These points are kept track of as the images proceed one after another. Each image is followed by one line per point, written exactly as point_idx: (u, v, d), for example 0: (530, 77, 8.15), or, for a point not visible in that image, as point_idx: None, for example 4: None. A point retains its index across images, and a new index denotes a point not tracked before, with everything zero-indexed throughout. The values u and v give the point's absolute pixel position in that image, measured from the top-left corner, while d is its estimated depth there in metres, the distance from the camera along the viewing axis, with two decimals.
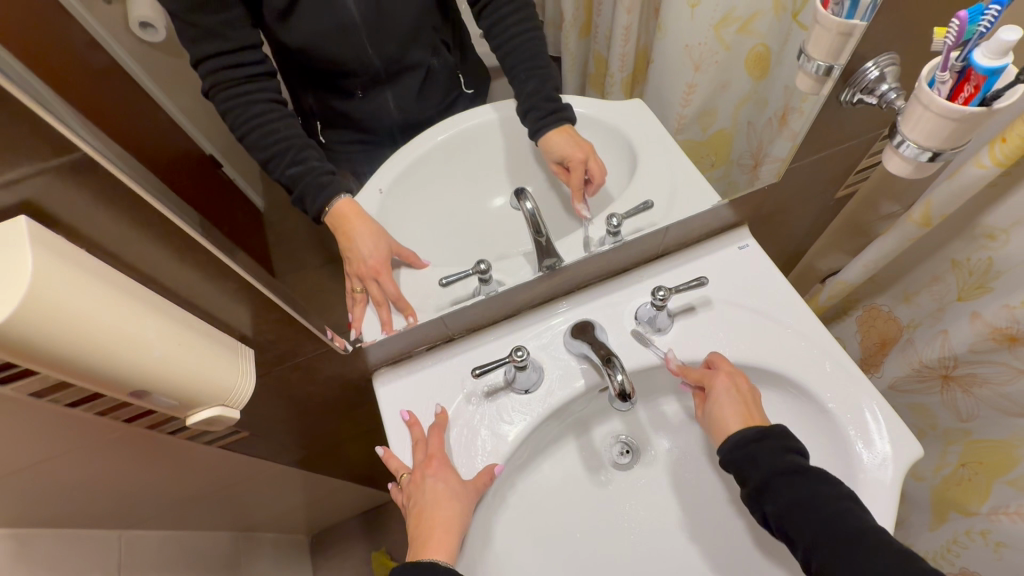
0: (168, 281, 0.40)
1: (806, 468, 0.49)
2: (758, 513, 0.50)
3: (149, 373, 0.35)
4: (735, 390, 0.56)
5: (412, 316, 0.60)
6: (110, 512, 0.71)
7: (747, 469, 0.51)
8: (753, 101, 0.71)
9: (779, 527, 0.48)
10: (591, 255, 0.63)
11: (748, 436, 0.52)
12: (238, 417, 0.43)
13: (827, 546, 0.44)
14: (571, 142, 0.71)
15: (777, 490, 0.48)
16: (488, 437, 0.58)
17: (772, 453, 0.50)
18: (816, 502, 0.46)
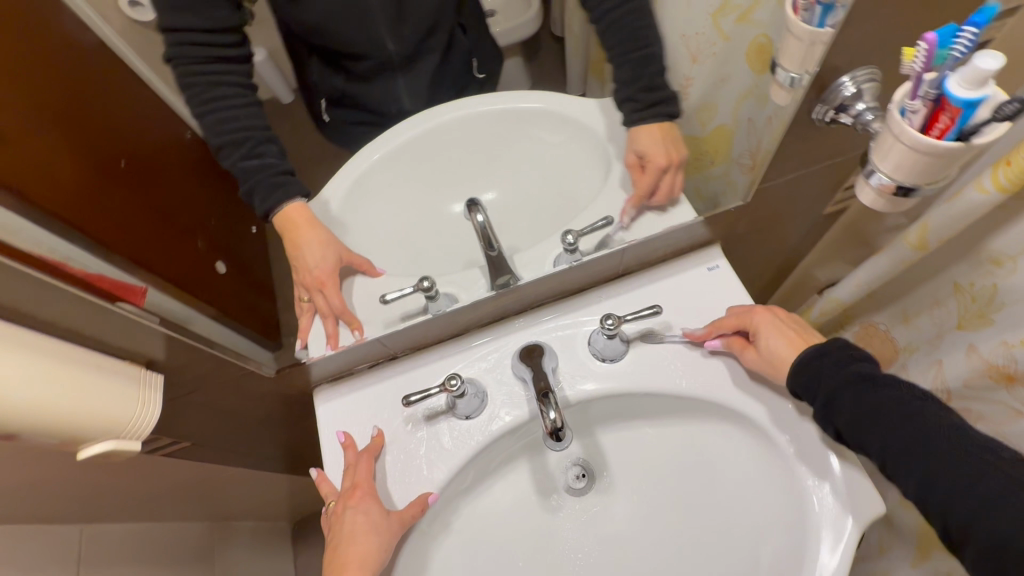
0: (46, 312, 0.39)
1: (878, 377, 0.46)
2: (830, 428, 0.47)
3: (14, 420, 0.35)
4: (782, 322, 0.53)
5: (359, 330, 0.58)
6: (68, 507, 0.71)
7: (813, 385, 0.48)
8: (754, 95, 0.58)
9: (855, 441, 0.46)
10: (548, 274, 0.59)
11: (808, 356, 0.49)
12: (136, 449, 0.43)
13: (912, 450, 0.42)
14: (663, 141, 0.61)
15: (851, 405, 0.46)
16: (425, 464, 0.55)
17: (839, 364, 0.48)
18: (900, 409, 0.44)
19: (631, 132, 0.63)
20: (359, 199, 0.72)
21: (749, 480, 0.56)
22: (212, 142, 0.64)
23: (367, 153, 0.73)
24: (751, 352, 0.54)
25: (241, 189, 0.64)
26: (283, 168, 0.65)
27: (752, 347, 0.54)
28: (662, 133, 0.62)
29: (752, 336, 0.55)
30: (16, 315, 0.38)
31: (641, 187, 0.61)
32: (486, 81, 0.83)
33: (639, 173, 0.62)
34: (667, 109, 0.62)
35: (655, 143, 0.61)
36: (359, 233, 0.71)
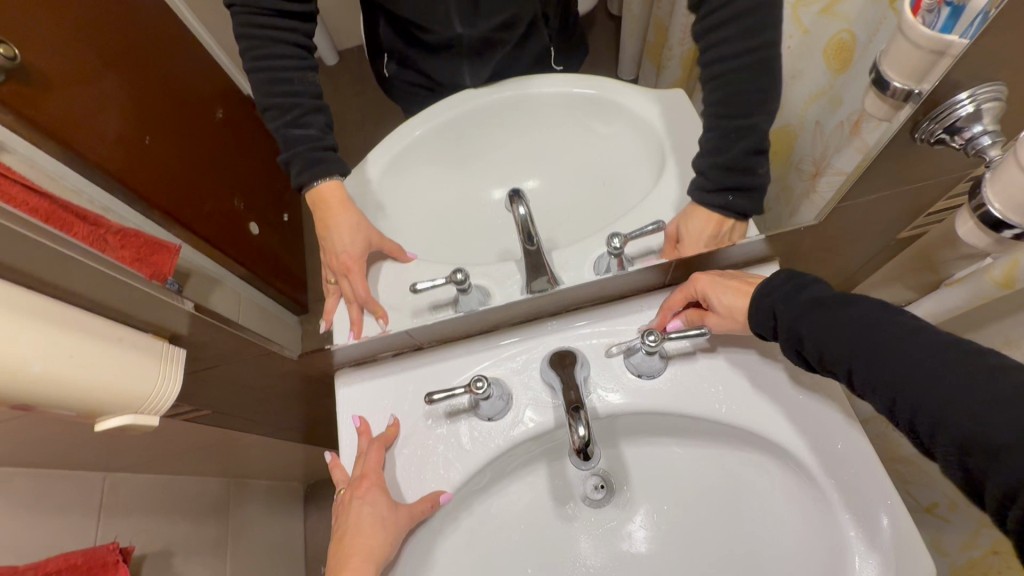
0: (60, 282, 0.37)
1: (833, 298, 0.43)
2: (797, 357, 0.45)
3: (27, 390, 0.34)
4: (723, 278, 0.53)
5: (383, 320, 0.57)
6: (94, 457, 0.73)
7: (777, 316, 0.45)
8: (827, 97, 0.54)
9: (823, 365, 0.42)
10: (587, 280, 0.55)
11: (760, 290, 0.47)
12: (154, 424, 0.42)
13: (869, 362, 0.38)
14: (709, 234, 0.54)
15: (804, 328, 0.43)
16: (440, 461, 0.53)
17: (791, 292, 0.45)
18: (848, 327, 0.40)
19: (689, 207, 0.56)
20: (396, 178, 0.69)
21: (780, 519, 0.53)
22: (261, 103, 0.62)
23: (410, 127, 0.69)
24: (702, 319, 0.53)
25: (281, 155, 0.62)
26: (325, 142, 0.62)
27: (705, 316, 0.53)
28: (717, 226, 0.54)
29: (704, 304, 0.54)
30: (36, 283, 0.36)
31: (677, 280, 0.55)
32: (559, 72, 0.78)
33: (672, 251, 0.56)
34: (741, 207, 0.54)
35: (698, 232, 0.55)
36: (394, 212, 0.69)
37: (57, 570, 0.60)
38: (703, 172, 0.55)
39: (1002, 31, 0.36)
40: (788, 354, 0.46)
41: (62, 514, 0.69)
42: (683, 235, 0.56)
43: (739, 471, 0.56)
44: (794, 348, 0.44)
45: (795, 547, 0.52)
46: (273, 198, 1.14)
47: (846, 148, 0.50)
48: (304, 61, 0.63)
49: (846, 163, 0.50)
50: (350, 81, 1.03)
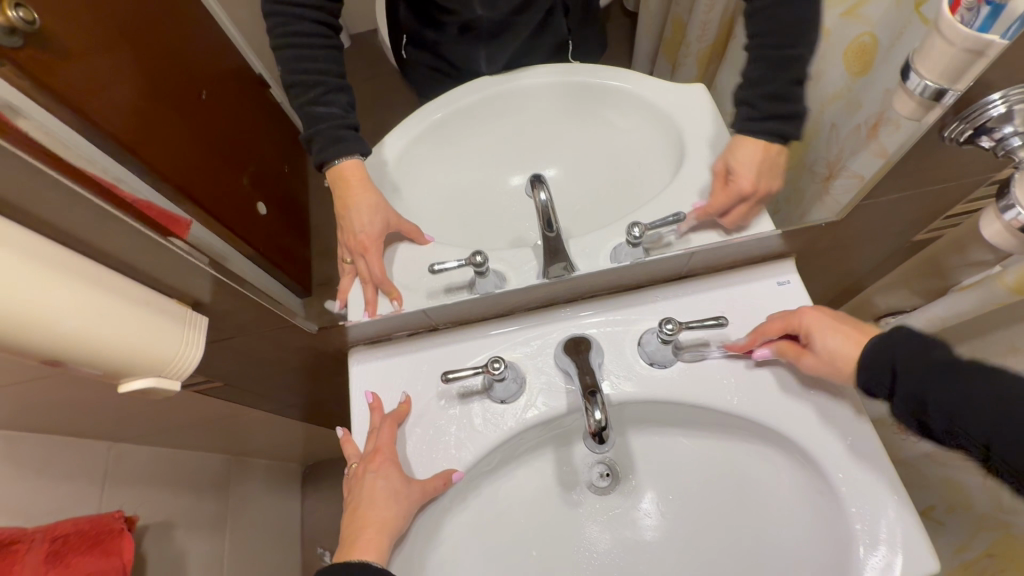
0: (89, 239, 0.37)
1: (963, 362, 0.39)
2: (918, 421, 0.42)
3: (58, 345, 0.34)
4: (832, 317, 0.50)
5: (398, 301, 0.57)
6: (101, 427, 0.73)
7: (896, 378, 0.43)
8: (845, 99, 0.57)
9: (949, 434, 0.40)
10: (604, 268, 0.55)
11: (877, 346, 0.45)
12: (175, 388, 0.43)
13: (1015, 440, 0.36)
14: (760, 164, 0.56)
15: (928, 396, 0.40)
16: (452, 441, 0.54)
17: (914, 352, 0.42)
18: (983, 403, 0.37)
19: (738, 140, 0.57)
20: (415, 160, 0.69)
21: (786, 513, 0.54)
22: (285, 80, 0.62)
23: (431, 108, 0.70)
24: (806, 358, 0.50)
25: (303, 133, 0.62)
26: (347, 121, 0.62)
27: (806, 353, 0.51)
28: (766, 151, 0.56)
29: (803, 340, 0.51)
30: (67, 240, 0.36)
31: (712, 202, 0.58)
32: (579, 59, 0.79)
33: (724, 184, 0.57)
34: (784, 130, 0.56)
35: (749, 161, 0.56)
36: (411, 194, 0.68)
37: (64, 534, 0.60)
38: (751, 102, 0.57)
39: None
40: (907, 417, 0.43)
41: (68, 482, 0.69)
42: (733, 168, 0.57)
43: (746, 465, 0.57)
44: (913, 411, 0.42)
45: (800, 540, 0.52)
46: (277, 176, 1.13)
47: (865, 149, 0.53)
48: (329, 39, 0.63)
49: (864, 165, 0.52)
50: (367, 65, 1.04)
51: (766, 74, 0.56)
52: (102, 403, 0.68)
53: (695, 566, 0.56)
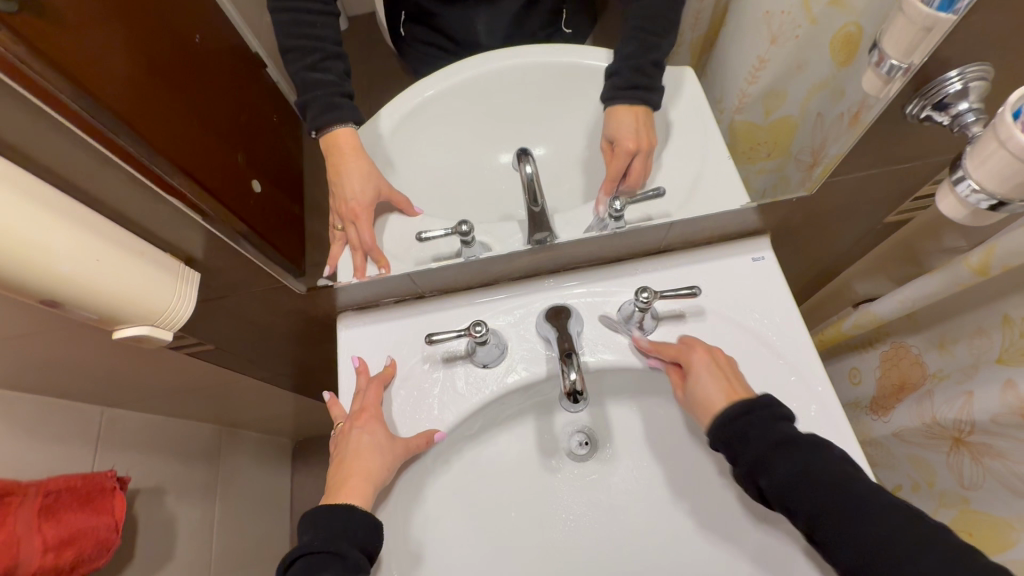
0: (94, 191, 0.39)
1: (795, 433, 0.46)
2: (754, 489, 0.46)
3: (57, 287, 0.36)
4: (711, 361, 0.52)
5: (386, 268, 0.58)
6: (94, 390, 0.74)
7: (739, 445, 0.47)
8: (828, 91, 0.65)
9: (779, 503, 0.44)
10: (586, 238, 0.57)
11: (735, 410, 0.48)
12: (168, 338, 0.44)
13: (832, 514, 0.42)
14: (635, 126, 0.64)
15: (769, 460, 0.45)
16: (436, 403, 0.56)
17: (762, 425, 0.47)
18: (807, 470, 0.43)
19: (614, 113, 0.65)
20: (407, 135, 0.71)
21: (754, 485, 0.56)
22: (282, 46, 0.64)
23: (424, 84, 0.71)
24: (681, 388, 0.54)
25: (299, 99, 0.64)
26: (342, 90, 0.64)
27: (684, 385, 0.54)
28: (635, 118, 0.64)
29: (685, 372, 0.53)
30: (67, 188, 0.38)
31: (609, 169, 0.64)
32: (572, 38, 0.81)
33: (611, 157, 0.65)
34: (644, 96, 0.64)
35: (628, 130, 0.64)
36: (404, 166, 0.70)
37: (56, 490, 0.62)
38: (617, 73, 0.65)
39: (987, 11, 0.39)
40: (744, 483, 0.47)
41: (61, 442, 0.71)
42: (616, 137, 0.65)
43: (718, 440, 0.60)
44: (753, 480, 0.46)
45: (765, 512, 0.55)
46: (273, 151, 1.14)
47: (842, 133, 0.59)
48: (327, 8, 0.65)
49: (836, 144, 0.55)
50: (364, 42, 1.05)
51: (636, 50, 0.66)
52: (94, 366, 0.69)
53: (667, 529, 0.59)
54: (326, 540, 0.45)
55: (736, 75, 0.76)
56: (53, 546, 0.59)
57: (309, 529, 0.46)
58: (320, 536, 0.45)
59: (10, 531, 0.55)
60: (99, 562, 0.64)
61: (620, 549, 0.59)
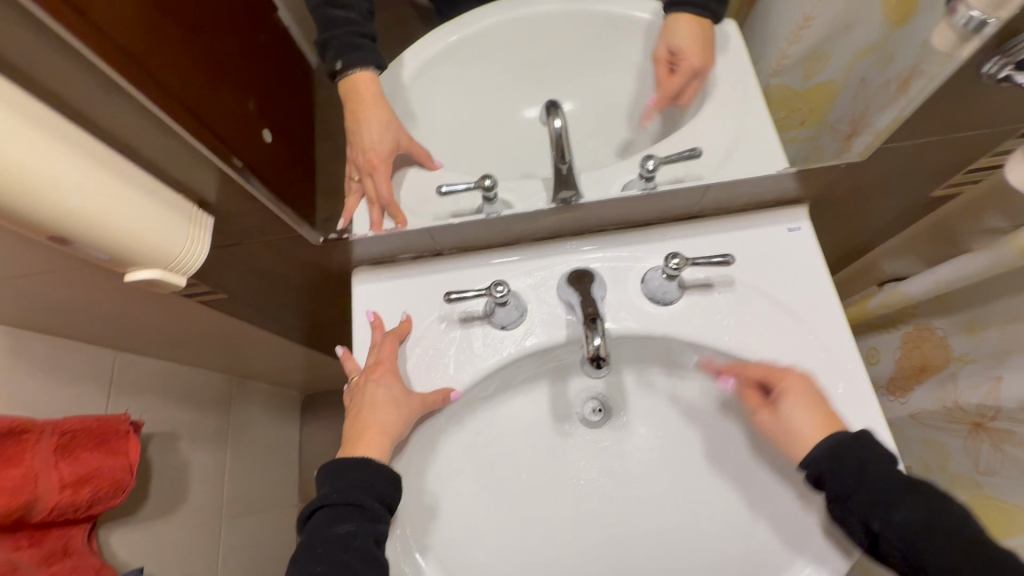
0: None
1: (911, 475, 0.44)
2: (863, 531, 0.44)
3: (69, 225, 0.34)
4: (807, 386, 0.49)
5: (401, 223, 0.56)
6: (107, 336, 0.74)
7: (847, 481, 0.44)
8: (877, 56, 0.69)
9: (892, 544, 0.42)
10: (613, 199, 0.54)
11: (843, 441, 0.46)
12: (182, 283, 0.43)
13: (956, 569, 0.39)
14: (694, 36, 0.61)
15: (885, 502, 0.42)
16: (452, 362, 0.55)
17: (870, 460, 0.45)
18: (937, 515, 0.41)
19: (672, 20, 0.62)
20: (426, 82, 0.67)
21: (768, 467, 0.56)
22: None
23: (448, 29, 0.67)
24: (767, 411, 0.50)
25: (319, 37, 0.61)
26: (363, 29, 0.61)
27: (766, 408, 0.51)
28: (698, 26, 0.61)
29: (773, 394, 0.50)
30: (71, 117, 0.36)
31: (665, 90, 0.63)
32: None
33: (669, 76, 0.63)
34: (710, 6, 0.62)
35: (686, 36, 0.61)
36: (423, 118, 0.67)
37: (72, 430, 0.62)
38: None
39: None
40: (847, 521, 0.45)
41: (76, 384, 0.71)
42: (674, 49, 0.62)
43: (719, 448, 0.59)
44: (857, 516, 0.44)
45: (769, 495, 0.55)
46: (288, 98, 1.09)
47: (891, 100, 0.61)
48: None
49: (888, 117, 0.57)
50: None
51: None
52: (108, 311, 0.69)
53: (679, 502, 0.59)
54: (345, 493, 0.45)
55: (775, 34, 0.75)
56: (70, 484, 0.60)
57: (327, 481, 0.46)
58: (338, 488, 0.46)
59: (26, 469, 0.56)
60: (115, 502, 0.65)
61: (628, 516, 0.59)
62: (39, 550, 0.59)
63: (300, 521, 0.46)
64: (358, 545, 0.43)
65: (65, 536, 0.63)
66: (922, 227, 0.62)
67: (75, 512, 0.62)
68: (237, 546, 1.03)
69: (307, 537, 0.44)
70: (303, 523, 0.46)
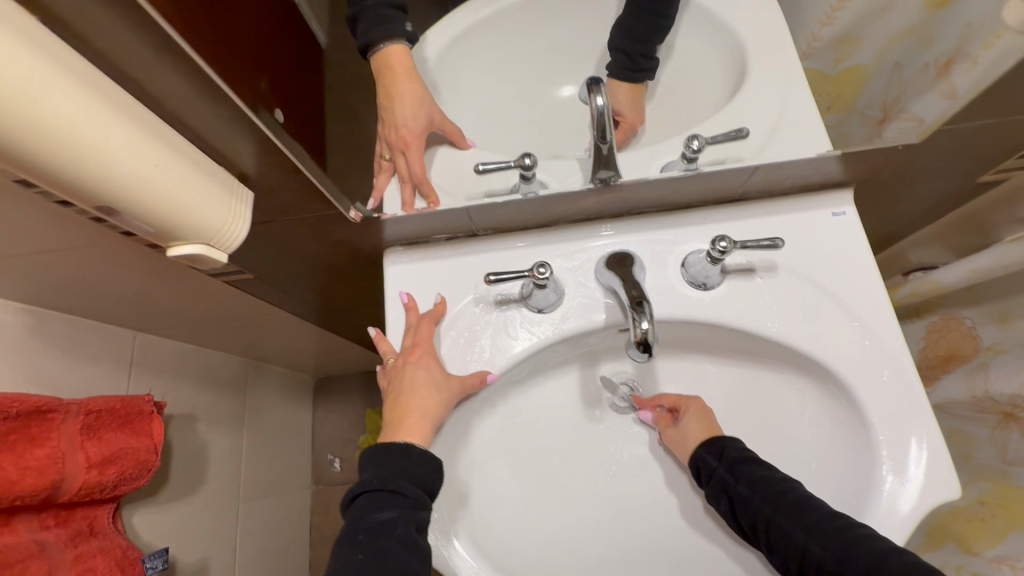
0: (170, 104, 0.35)
1: (763, 461, 0.50)
2: (724, 504, 0.49)
3: (114, 191, 0.31)
4: (706, 406, 0.56)
5: (434, 203, 0.54)
6: (127, 317, 0.72)
7: (715, 463, 0.51)
8: (914, 40, 0.66)
9: (745, 516, 0.47)
10: (655, 180, 0.52)
11: (712, 441, 0.52)
12: (223, 262, 0.40)
13: (782, 517, 0.45)
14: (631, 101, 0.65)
15: (743, 475, 0.49)
16: (488, 346, 0.54)
17: (735, 447, 0.51)
18: (775, 483, 0.47)
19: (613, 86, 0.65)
20: (457, 59, 0.65)
21: (799, 457, 0.54)
22: None
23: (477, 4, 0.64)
24: (670, 427, 0.57)
25: (348, 9, 0.59)
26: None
27: (671, 425, 0.57)
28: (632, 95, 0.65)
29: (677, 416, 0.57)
30: None
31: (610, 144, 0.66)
32: None
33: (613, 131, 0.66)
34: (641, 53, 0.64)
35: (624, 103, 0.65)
36: (454, 95, 0.65)
37: (97, 410, 0.61)
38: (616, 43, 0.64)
39: None
40: (717, 501, 0.50)
41: (96, 364, 0.70)
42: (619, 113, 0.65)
43: (671, 475, 0.60)
44: (725, 493, 0.49)
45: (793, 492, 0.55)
46: None
47: (925, 92, 0.64)
48: None
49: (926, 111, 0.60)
50: None
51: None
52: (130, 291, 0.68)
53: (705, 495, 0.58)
54: (386, 479, 0.45)
55: (809, 14, 0.73)
56: (97, 464, 0.59)
57: (369, 467, 0.46)
58: (380, 475, 0.45)
59: (53, 447, 0.55)
60: (140, 481, 0.65)
61: (661, 502, 0.59)
62: (67, 530, 0.59)
63: (344, 504, 0.46)
64: (400, 532, 0.43)
65: (90, 516, 0.62)
66: (952, 219, 0.65)
67: (102, 492, 0.61)
68: (254, 528, 1.04)
69: (350, 523, 0.44)
70: (346, 506, 0.46)
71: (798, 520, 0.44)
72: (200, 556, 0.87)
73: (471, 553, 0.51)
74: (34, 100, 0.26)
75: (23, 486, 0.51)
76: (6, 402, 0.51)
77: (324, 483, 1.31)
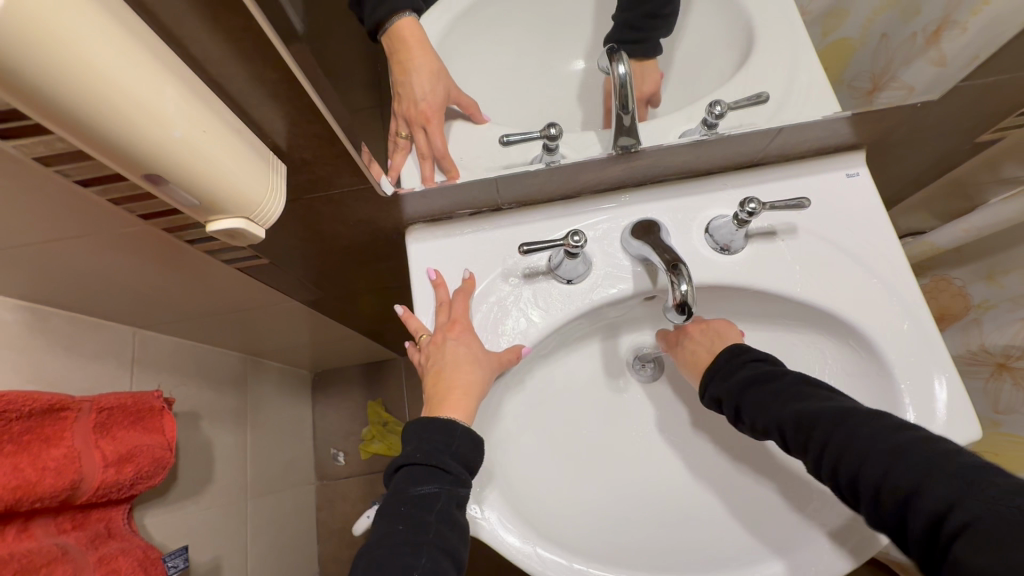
0: (207, 66, 0.33)
1: (769, 370, 0.49)
2: (742, 429, 0.49)
3: (165, 154, 0.30)
4: (701, 327, 0.57)
5: (455, 177, 0.52)
6: (127, 313, 0.67)
7: (723, 392, 0.50)
8: (898, 8, 0.64)
9: (763, 433, 0.46)
10: (680, 145, 0.52)
11: (723, 366, 0.51)
12: (262, 237, 0.39)
13: (805, 436, 0.43)
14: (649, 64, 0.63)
15: (750, 396, 0.47)
16: (518, 320, 0.53)
17: (739, 365, 0.50)
18: (783, 398, 0.46)
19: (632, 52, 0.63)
20: (462, 32, 0.64)
21: None
22: None
23: None
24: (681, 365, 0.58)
25: None
26: None
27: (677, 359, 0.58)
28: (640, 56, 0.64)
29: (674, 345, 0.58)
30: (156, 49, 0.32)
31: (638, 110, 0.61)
32: None
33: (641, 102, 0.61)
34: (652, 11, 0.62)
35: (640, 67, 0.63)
36: (466, 70, 0.64)
37: (109, 407, 0.58)
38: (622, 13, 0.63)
39: None
40: (733, 426, 0.50)
41: (99, 362, 0.66)
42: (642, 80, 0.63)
43: (700, 432, 0.61)
44: (736, 419, 0.49)
45: None
46: None
47: (918, 59, 0.61)
48: None
49: (916, 79, 0.57)
50: None
51: None
52: (140, 295, 0.63)
53: (730, 459, 0.60)
54: (429, 454, 0.44)
55: None
56: (113, 462, 0.57)
57: (412, 440, 0.46)
58: (423, 448, 0.45)
59: (69, 446, 0.52)
60: (155, 479, 0.63)
61: (693, 464, 0.60)
62: (86, 532, 0.56)
63: (388, 477, 0.46)
64: (442, 506, 0.43)
65: (105, 518, 0.60)
66: (936, 187, 0.69)
67: (118, 492, 0.59)
68: (261, 526, 1.01)
69: (393, 494, 0.44)
70: (390, 477, 0.46)
71: (805, 434, 0.43)
72: (212, 555, 0.85)
73: (504, 518, 0.50)
74: (93, 57, 0.25)
75: (44, 486, 0.49)
76: (20, 400, 0.48)
77: (329, 478, 1.29)
